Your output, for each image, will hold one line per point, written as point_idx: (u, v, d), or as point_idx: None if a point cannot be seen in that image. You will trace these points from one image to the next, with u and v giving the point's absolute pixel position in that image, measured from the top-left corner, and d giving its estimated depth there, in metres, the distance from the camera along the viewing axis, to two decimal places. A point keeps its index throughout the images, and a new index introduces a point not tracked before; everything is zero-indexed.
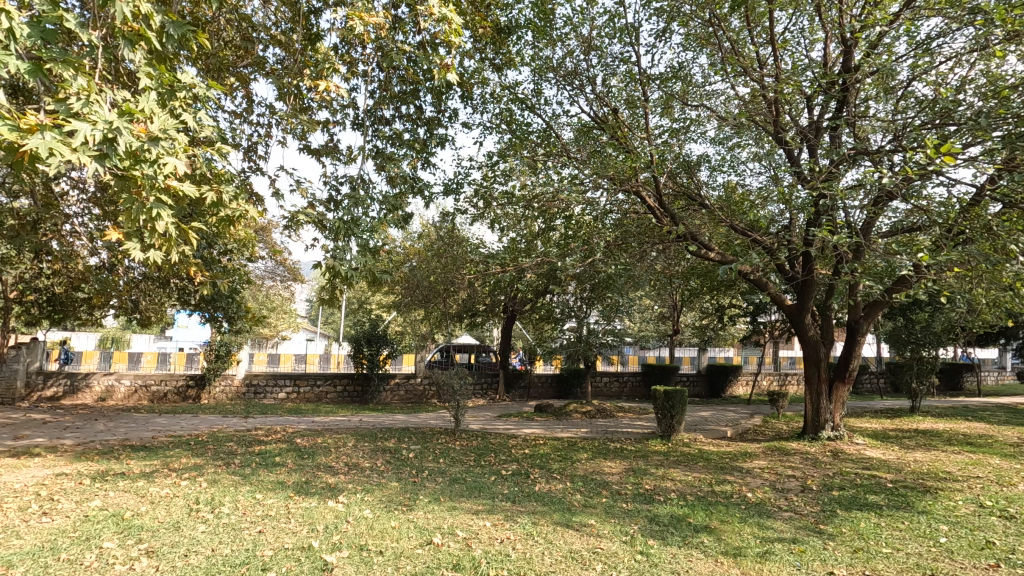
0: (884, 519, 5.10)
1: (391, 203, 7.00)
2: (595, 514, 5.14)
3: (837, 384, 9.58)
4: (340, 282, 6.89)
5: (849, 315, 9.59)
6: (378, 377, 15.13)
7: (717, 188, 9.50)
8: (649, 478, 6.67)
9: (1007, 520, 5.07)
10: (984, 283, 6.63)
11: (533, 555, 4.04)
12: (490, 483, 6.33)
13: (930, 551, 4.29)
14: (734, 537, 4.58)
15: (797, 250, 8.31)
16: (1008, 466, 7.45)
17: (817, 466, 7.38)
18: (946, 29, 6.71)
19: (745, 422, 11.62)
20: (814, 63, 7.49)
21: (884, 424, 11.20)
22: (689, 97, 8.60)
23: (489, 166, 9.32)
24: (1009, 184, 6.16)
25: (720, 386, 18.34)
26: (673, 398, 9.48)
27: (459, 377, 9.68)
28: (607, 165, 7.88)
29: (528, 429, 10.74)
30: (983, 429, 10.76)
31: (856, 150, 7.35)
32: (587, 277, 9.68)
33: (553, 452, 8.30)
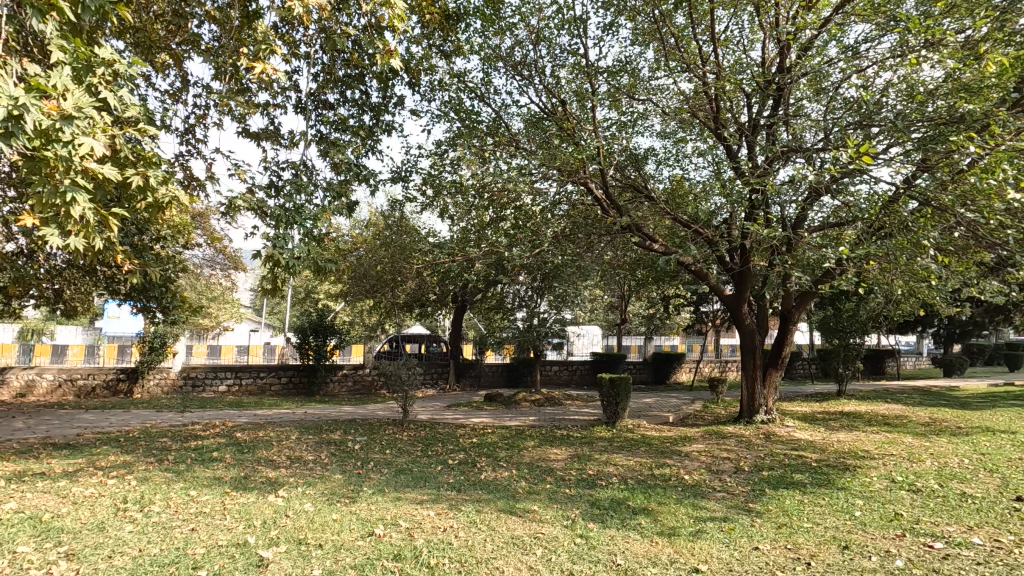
0: (806, 496, 5.44)
1: (335, 190, 6.84)
2: (538, 500, 5.25)
3: (770, 370, 10.08)
4: (283, 272, 6.67)
5: (783, 304, 10.07)
6: (325, 368, 14.83)
7: (664, 182, 9.73)
8: (593, 464, 6.85)
9: (915, 493, 5.51)
10: (902, 275, 7.13)
11: (474, 543, 4.09)
12: (437, 473, 6.33)
13: (845, 524, 4.62)
14: (669, 518, 4.77)
15: (735, 244, 8.64)
16: (918, 444, 8.08)
17: (749, 448, 7.78)
18: (871, 35, 7.09)
19: (687, 408, 12.09)
20: (752, 63, 7.78)
21: (812, 407, 11.94)
22: (636, 91, 8.77)
23: (437, 155, 9.20)
24: (922, 183, 6.64)
25: (665, 373, 19.00)
26: (618, 385, 9.72)
27: (407, 367, 9.60)
28: (556, 156, 7.95)
29: (477, 418, 10.79)
30: (899, 410, 11.63)
31: (790, 148, 7.71)
32: (535, 267, 9.77)
33: (500, 441, 8.38)
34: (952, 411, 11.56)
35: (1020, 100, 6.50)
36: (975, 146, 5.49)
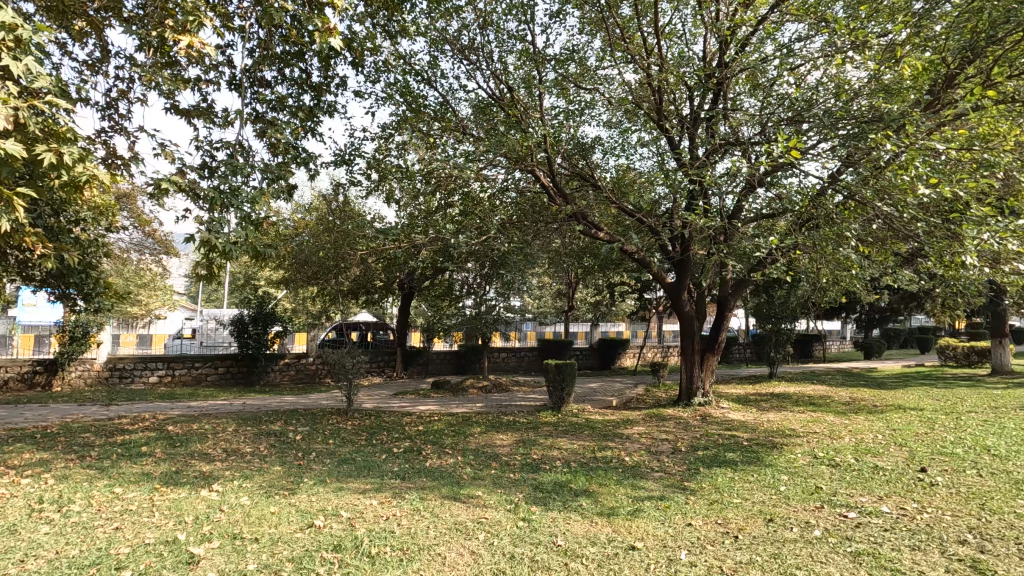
0: (737, 473, 5.75)
1: (274, 172, 6.57)
2: (482, 486, 5.30)
3: (708, 354, 10.53)
4: (218, 257, 6.36)
5: (720, 291, 10.51)
6: (266, 357, 14.33)
7: (610, 171, 9.89)
8: (537, 448, 6.97)
9: (833, 467, 5.93)
10: (827, 263, 7.58)
11: (417, 530, 4.09)
12: (381, 461, 6.28)
13: (771, 498, 4.91)
14: (609, 498, 4.93)
15: (676, 233, 8.92)
16: (838, 421, 8.67)
17: (687, 429, 8.13)
18: (804, 34, 7.42)
19: (629, 392, 12.47)
20: (694, 56, 7.98)
21: (745, 389, 12.59)
22: (583, 80, 8.84)
23: (382, 138, 8.99)
24: (848, 178, 7.03)
25: (610, 358, 19.49)
26: (563, 370, 9.89)
27: (351, 355, 9.39)
28: (503, 143, 7.92)
29: (423, 406, 10.74)
30: (822, 391, 12.45)
31: (728, 141, 7.99)
32: (482, 254, 9.76)
33: (446, 428, 8.38)
34: (869, 390, 12.48)
35: (933, 102, 6.99)
36: (892, 144, 5.87)
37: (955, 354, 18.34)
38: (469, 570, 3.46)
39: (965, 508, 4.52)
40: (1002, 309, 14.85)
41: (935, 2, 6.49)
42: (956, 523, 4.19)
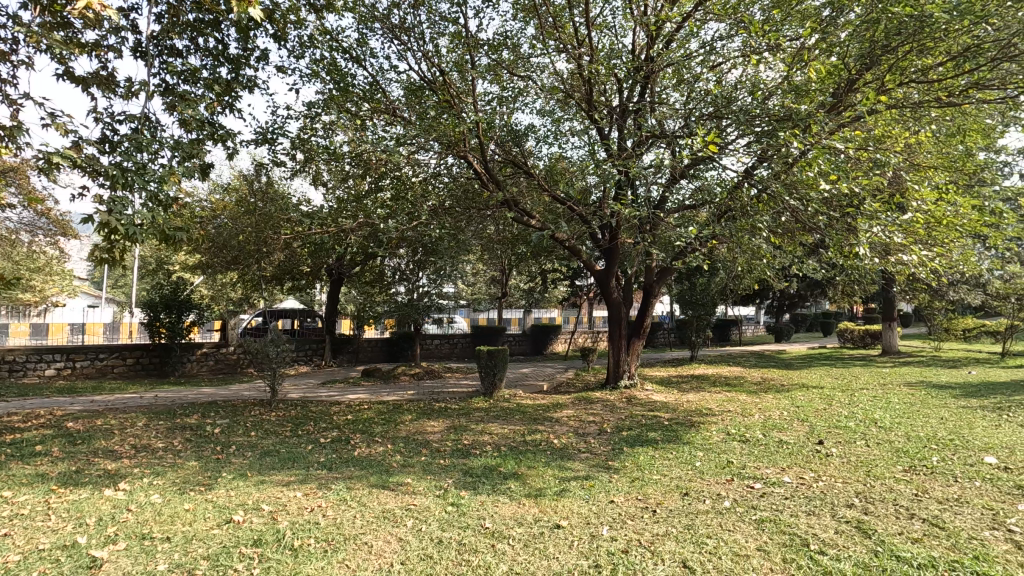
0: (657, 452, 6.05)
1: (185, 150, 6.14)
2: (412, 473, 5.28)
3: (634, 339, 10.93)
4: (122, 240, 5.89)
5: (646, 279, 10.91)
6: (181, 347, 13.45)
7: (543, 160, 9.97)
8: (468, 434, 7.02)
9: (743, 443, 6.38)
10: (742, 253, 8.06)
11: (343, 520, 4.03)
12: (306, 452, 6.10)
13: (688, 473, 5.22)
14: (537, 480, 5.06)
15: (605, 222, 9.15)
16: (750, 400, 9.32)
17: (613, 411, 8.45)
18: (725, 34, 7.77)
19: (560, 376, 12.78)
20: (623, 49, 8.18)
21: (668, 372, 13.23)
22: (516, 67, 8.84)
23: (307, 117, 8.60)
24: (763, 172, 7.47)
25: (542, 343, 19.84)
26: (495, 356, 9.98)
27: (274, 344, 8.99)
28: (434, 127, 7.79)
29: (352, 394, 10.51)
30: (737, 372, 13.33)
31: (654, 133, 8.26)
32: (414, 240, 9.61)
33: (376, 416, 8.24)
34: (777, 371, 13.49)
35: (836, 104, 7.54)
36: (800, 142, 6.31)
37: (852, 336, 20.14)
38: (396, 557, 3.45)
39: (854, 475, 5.01)
40: (891, 295, 16.42)
41: (839, 10, 6.98)
42: (845, 489, 4.64)
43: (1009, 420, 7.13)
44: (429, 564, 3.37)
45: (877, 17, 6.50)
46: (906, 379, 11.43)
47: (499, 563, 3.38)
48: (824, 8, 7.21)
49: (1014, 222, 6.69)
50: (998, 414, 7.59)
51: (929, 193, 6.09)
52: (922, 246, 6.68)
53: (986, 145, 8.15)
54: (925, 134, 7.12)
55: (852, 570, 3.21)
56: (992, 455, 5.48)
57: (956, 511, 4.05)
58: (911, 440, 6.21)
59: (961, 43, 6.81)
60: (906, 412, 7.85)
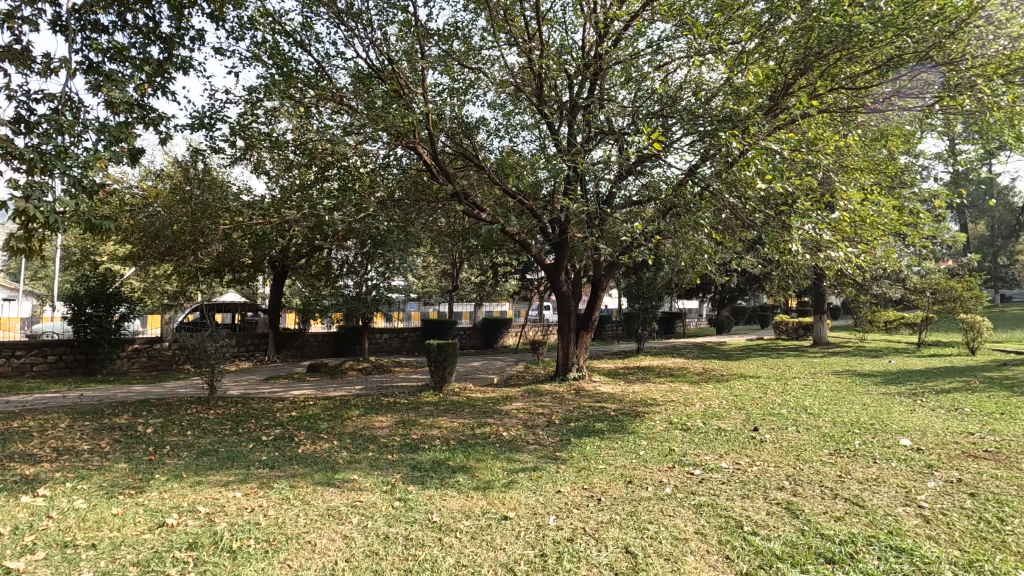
0: (603, 442, 6.20)
1: (112, 133, 5.77)
2: (359, 469, 5.20)
3: (582, 332, 11.13)
4: (41, 229, 5.48)
5: (594, 272, 11.10)
6: (110, 343, 12.67)
7: (494, 154, 9.92)
8: (417, 428, 6.97)
9: (685, 431, 6.63)
10: (685, 248, 8.34)
11: (285, 519, 3.92)
12: (247, 451, 5.89)
13: (631, 462, 5.38)
14: (485, 472, 5.09)
15: (555, 217, 9.24)
16: (692, 390, 9.69)
17: (561, 403, 8.59)
18: (671, 34, 7.97)
19: (510, 369, 12.86)
20: (573, 45, 8.25)
21: (616, 364, 13.55)
22: (467, 59, 8.76)
23: (248, 102, 8.23)
24: (706, 170, 7.73)
25: (493, 337, 19.90)
26: (445, 350, 9.94)
27: (213, 339, 8.62)
28: (383, 117, 7.62)
29: (297, 390, 10.21)
30: (680, 363, 13.82)
31: (603, 130, 8.40)
32: (361, 232, 9.40)
33: (321, 412, 8.05)
34: (718, 362, 14.08)
35: (773, 107, 7.89)
36: (739, 142, 6.57)
37: (786, 328, 21.24)
38: (340, 555, 3.39)
39: (785, 459, 5.29)
40: (822, 290, 17.41)
41: (777, 17, 7.29)
42: (777, 473, 4.91)
43: (922, 405, 7.73)
44: (374, 561, 3.34)
45: (811, 25, 6.84)
46: (834, 368, 12.17)
47: (446, 556, 3.39)
48: (763, 14, 7.52)
49: (929, 222, 7.21)
50: (913, 399, 8.21)
51: (855, 194, 6.49)
52: (848, 244, 7.10)
53: (907, 150, 8.73)
54: (852, 138, 7.57)
55: (780, 549, 3.40)
56: (906, 437, 5.93)
57: (874, 490, 4.37)
58: (836, 425, 6.63)
59: (885, 53, 7.24)
60: (833, 399, 8.36)
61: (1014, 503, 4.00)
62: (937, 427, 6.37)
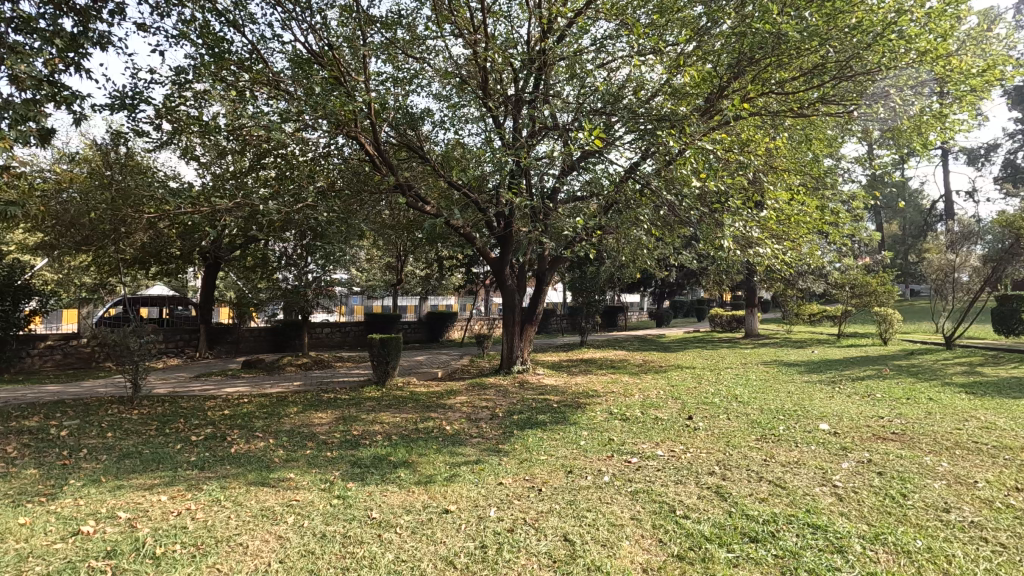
0: (545, 433, 6.30)
1: (18, 111, 5.30)
2: (296, 467, 5.05)
3: (527, 325, 11.23)
4: None
5: (539, 266, 11.20)
6: (18, 340, 11.67)
7: (439, 145, 9.81)
8: (358, 424, 6.84)
9: (624, 421, 6.84)
10: (626, 243, 8.56)
11: (215, 522, 3.76)
12: (174, 452, 5.59)
13: (572, 452, 5.50)
14: (427, 466, 5.07)
15: (500, 211, 9.25)
16: (631, 381, 9.99)
17: (505, 396, 8.65)
18: (613, 34, 8.13)
19: (455, 363, 12.82)
20: (518, 39, 8.26)
21: (560, 356, 13.78)
22: (411, 48, 8.61)
23: (175, 83, 7.76)
24: (646, 168, 7.95)
25: (438, 331, 19.75)
26: (388, 345, 9.78)
27: (137, 335, 8.11)
28: (322, 104, 7.37)
29: (231, 387, 9.78)
30: (621, 355, 14.21)
31: (548, 125, 8.47)
32: (300, 223, 9.08)
33: (256, 410, 7.75)
34: (656, 353, 14.58)
35: (708, 109, 8.22)
36: (676, 141, 6.80)
37: (721, 321, 22.26)
38: (274, 556, 3.29)
39: (716, 446, 5.55)
40: (753, 284, 18.34)
41: (714, 22, 7.57)
42: (708, 458, 5.15)
43: (840, 391, 8.31)
44: (310, 560, 3.25)
45: (744, 31, 7.15)
46: (763, 358, 12.87)
47: (385, 552, 3.35)
48: (700, 18, 7.79)
49: (847, 221, 7.73)
50: (832, 387, 8.81)
51: (782, 194, 6.86)
52: (776, 241, 7.51)
53: (829, 153, 9.31)
54: (781, 141, 8.00)
55: (709, 531, 3.57)
56: (825, 422, 6.35)
57: (794, 472, 4.67)
58: (764, 412, 7.02)
59: (811, 61, 7.66)
60: (761, 388, 8.85)
61: (914, 479, 4.38)
62: (852, 412, 6.86)
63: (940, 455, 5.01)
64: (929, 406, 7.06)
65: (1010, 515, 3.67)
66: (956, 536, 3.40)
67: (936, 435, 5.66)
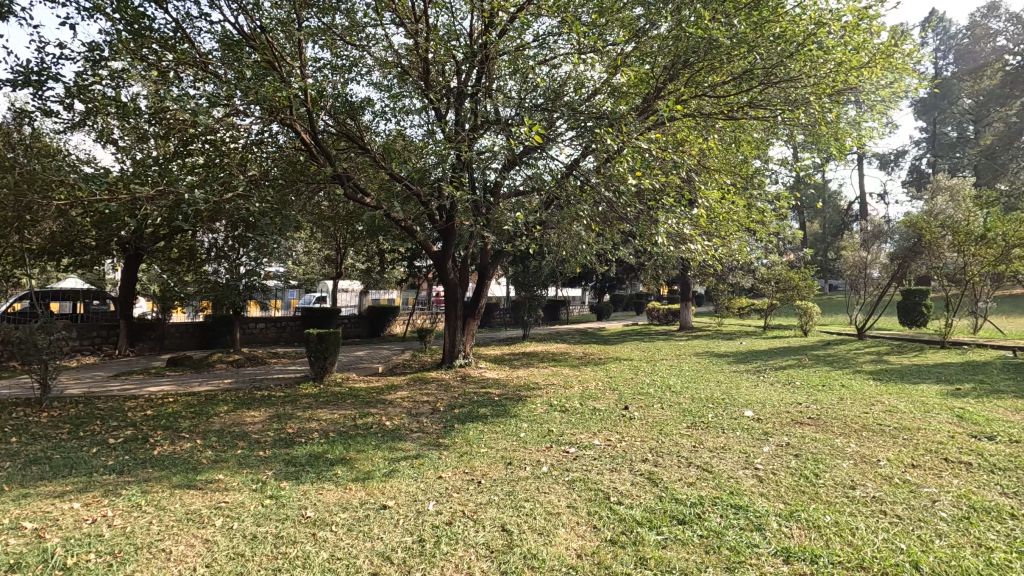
0: (486, 426, 6.34)
1: None
2: (226, 468, 4.85)
3: (469, 320, 11.22)
4: None
5: (481, 260, 11.20)
6: None
7: (380, 136, 9.61)
8: (293, 422, 6.63)
9: (563, 412, 6.99)
10: (566, 239, 8.71)
11: (135, 528, 3.56)
12: (89, 456, 5.23)
13: (512, 444, 5.57)
14: (365, 463, 4.99)
15: (443, 205, 9.17)
16: (571, 373, 10.21)
17: (446, 390, 8.63)
18: (555, 30, 8.22)
19: (396, 358, 12.66)
20: (461, 31, 8.19)
21: (502, 350, 13.88)
22: (350, 35, 8.36)
23: (89, 60, 7.19)
24: (586, 164, 8.10)
25: (379, 325, 19.42)
26: (326, 340, 9.50)
27: (46, 331, 7.49)
28: (254, 89, 7.04)
29: (154, 386, 9.23)
30: (562, 348, 14.47)
31: (490, 120, 8.46)
32: (231, 213, 8.66)
33: (182, 410, 7.37)
34: (596, 346, 14.94)
35: (645, 109, 8.48)
36: (614, 139, 6.97)
37: (658, 314, 23.07)
38: (200, 561, 3.16)
39: (649, 434, 5.77)
40: (688, 279, 19.11)
41: (651, 23, 7.78)
42: (642, 446, 5.35)
43: (764, 380, 8.83)
44: (239, 563, 3.14)
45: (680, 34, 7.41)
46: (695, 350, 13.47)
47: (320, 551, 3.29)
48: (639, 19, 8.00)
49: (772, 220, 8.19)
50: (757, 376, 9.36)
51: (713, 193, 7.18)
52: (707, 238, 7.85)
53: (757, 155, 9.80)
54: (713, 142, 8.38)
55: (640, 515, 3.73)
56: (749, 409, 6.73)
57: (720, 456, 4.94)
58: (694, 401, 7.36)
59: (741, 66, 8.05)
60: (692, 378, 9.27)
61: (826, 460, 4.73)
62: (773, 399, 7.32)
63: (850, 437, 5.42)
64: (842, 392, 7.64)
65: (907, 490, 4.04)
66: (860, 510, 3.71)
67: (847, 419, 6.13)
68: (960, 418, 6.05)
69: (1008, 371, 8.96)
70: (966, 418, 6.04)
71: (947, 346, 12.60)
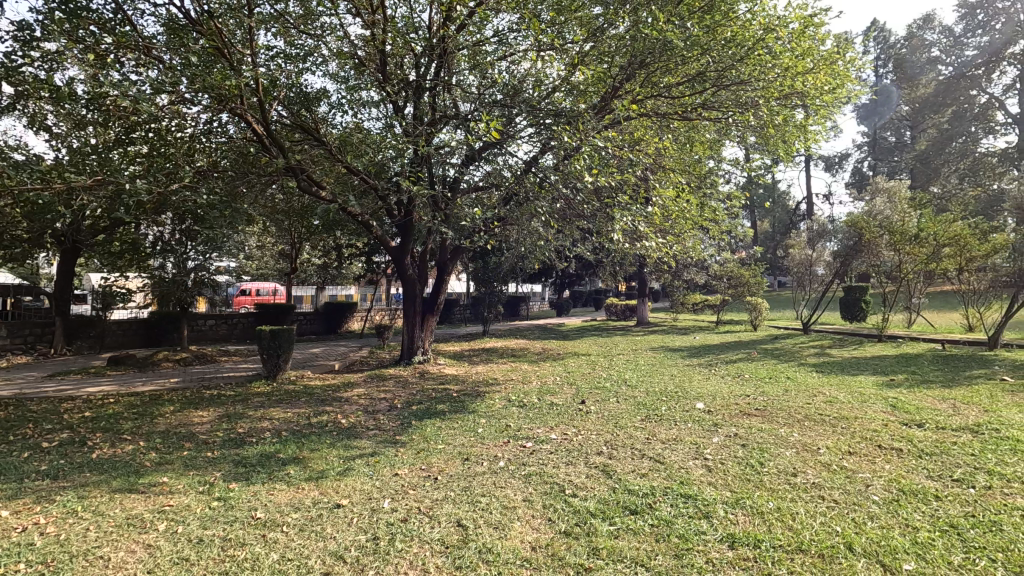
0: (443, 423, 6.32)
1: None
2: (170, 471, 4.66)
3: (428, 316, 11.13)
4: None
5: (440, 256, 11.13)
6: None
7: (336, 128, 9.42)
8: (244, 422, 6.42)
9: (520, 407, 7.04)
10: (525, 235, 8.75)
11: (70, 535, 3.38)
12: (21, 462, 4.93)
13: (469, 440, 5.57)
14: (319, 462, 4.89)
15: (400, 199, 9.05)
16: (530, 369, 10.29)
17: (404, 387, 8.54)
18: (515, 26, 8.22)
19: (353, 355, 12.45)
20: (419, 24, 8.09)
21: (462, 346, 13.84)
22: (305, 24, 8.14)
23: (19, 40, 6.74)
24: (545, 161, 8.15)
25: (336, 323, 19.12)
26: (279, 337, 9.24)
27: None
28: (201, 77, 6.76)
29: (93, 386, 8.77)
30: (522, 343, 14.55)
31: (449, 115, 8.40)
32: (178, 205, 8.31)
33: (124, 411, 7.03)
34: (555, 341, 15.09)
35: (603, 107, 8.61)
36: (572, 137, 7.03)
37: (615, 309, 23.47)
38: (141, 567, 3.04)
39: (604, 428, 5.88)
40: (644, 275, 19.51)
41: (609, 23, 7.89)
42: (597, 440, 5.45)
43: (715, 373, 9.12)
44: (184, 568, 3.04)
45: (636, 35, 7.54)
46: (650, 345, 13.78)
47: (270, 552, 3.22)
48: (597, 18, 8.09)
49: (724, 219, 8.46)
50: (708, 369, 9.66)
51: (668, 192, 7.35)
52: (661, 236, 8.04)
53: (710, 155, 10.08)
54: (667, 141, 8.59)
55: (594, 507, 3.80)
56: (701, 401, 6.95)
57: (672, 448, 5.08)
58: (649, 394, 7.54)
59: (694, 69, 8.28)
60: (647, 372, 9.48)
61: (770, 449, 4.94)
62: (723, 392, 7.58)
63: (793, 427, 5.67)
64: (787, 384, 7.97)
65: (843, 475, 4.26)
66: (800, 496, 3.89)
67: (791, 410, 6.41)
68: (893, 407, 6.42)
69: (937, 363, 9.56)
70: (898, 407, 6.41)
71: (883, 339, 13.35)
